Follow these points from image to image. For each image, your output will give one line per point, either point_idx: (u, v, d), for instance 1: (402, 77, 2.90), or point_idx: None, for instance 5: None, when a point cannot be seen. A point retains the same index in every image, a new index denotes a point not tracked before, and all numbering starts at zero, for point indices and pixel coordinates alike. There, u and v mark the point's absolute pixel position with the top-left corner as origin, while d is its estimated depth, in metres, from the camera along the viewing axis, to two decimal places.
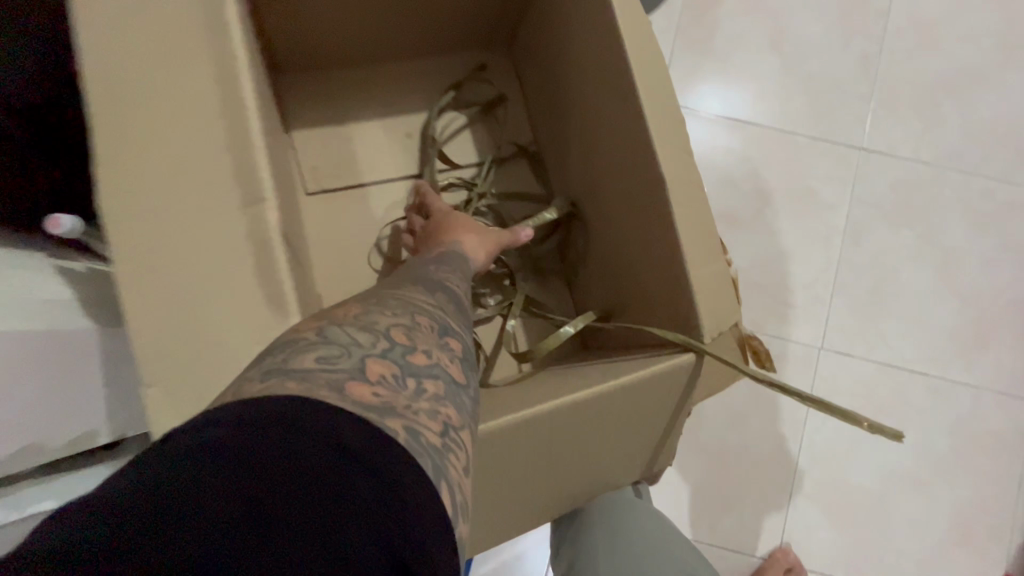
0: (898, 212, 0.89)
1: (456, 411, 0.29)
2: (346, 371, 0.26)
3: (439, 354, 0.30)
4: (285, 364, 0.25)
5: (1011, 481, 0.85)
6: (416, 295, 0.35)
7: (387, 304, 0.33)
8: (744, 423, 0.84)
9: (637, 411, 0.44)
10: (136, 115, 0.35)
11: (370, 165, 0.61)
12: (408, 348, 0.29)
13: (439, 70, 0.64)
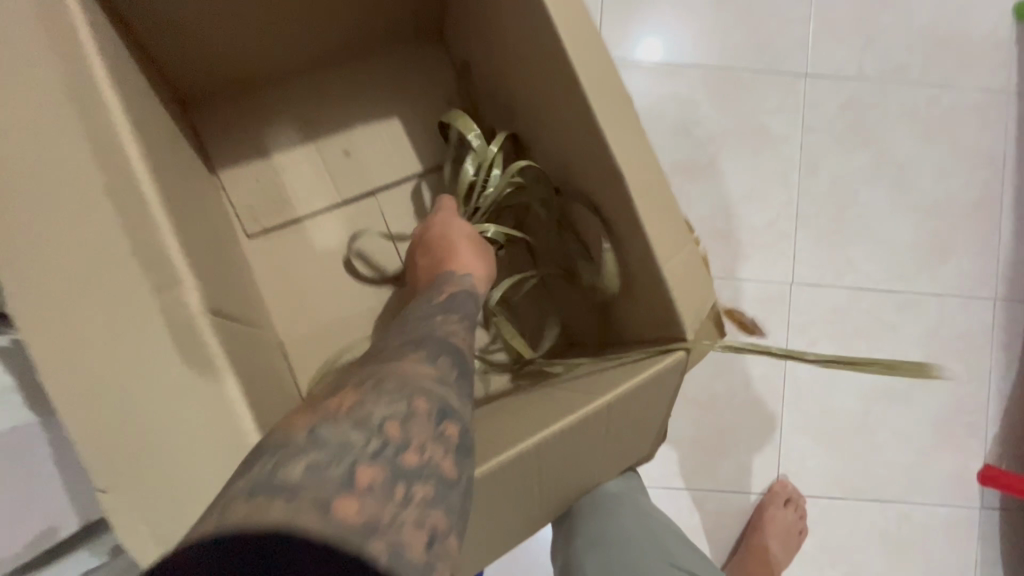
0: (850, 135, 0.89)
1: (444, 517, 0.28)
2: (334, 480, 0.25)
3: (431, 451, 0.29)
4: (272, 475, 0.25)
5: (982, 377, 0.89)
6: (417, 366, 0.33)
7: (387, 385, 0.31)
8: (728, 369, 0.86)
9: (632, 415, 0.45)
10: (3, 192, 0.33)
11: (308, 193, 0.56)
12: (402, 446, 0.28)
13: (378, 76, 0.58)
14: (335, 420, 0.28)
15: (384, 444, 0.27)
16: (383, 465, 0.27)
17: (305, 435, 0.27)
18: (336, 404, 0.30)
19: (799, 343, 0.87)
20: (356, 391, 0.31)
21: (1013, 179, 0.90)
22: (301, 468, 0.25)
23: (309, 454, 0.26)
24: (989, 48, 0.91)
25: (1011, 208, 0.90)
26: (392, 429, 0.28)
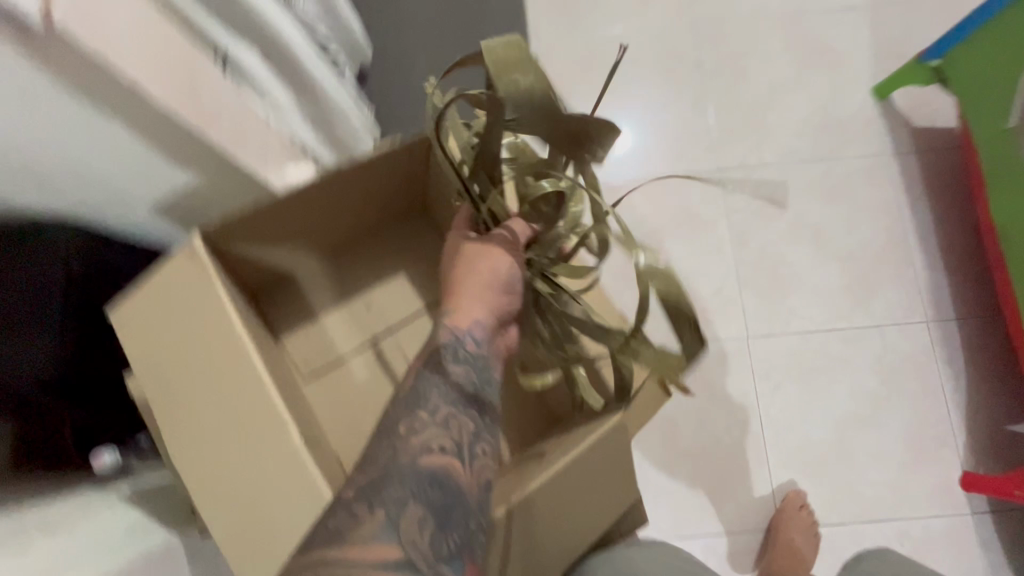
0: (765, 209, 1.09)
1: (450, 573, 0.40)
2: None
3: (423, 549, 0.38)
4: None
5: (937, 392, 1.00)
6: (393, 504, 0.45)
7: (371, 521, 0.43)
8: (709, 421, 0.99)
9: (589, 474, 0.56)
10: (178, 375, 0.55)
11: (345, 340, 0.74)
12: None
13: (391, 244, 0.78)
14: (415, 448, 0.46)
15: (444, 472, 0.46)
16: (448, 488, 0.46)
17: (398, 453, 0.46)
18: (410, 425, 0.48)
19: (766, 388, 1.01)
20: (417, 422, 0.48)
21: (913, 219, 1.07)
22: (392, 479, 0.45)
23: (396, 467, 0.45)
24: (862, 122, 1.12)
25: (919, 244, 1.06)
26: (449, 463, 0.47)
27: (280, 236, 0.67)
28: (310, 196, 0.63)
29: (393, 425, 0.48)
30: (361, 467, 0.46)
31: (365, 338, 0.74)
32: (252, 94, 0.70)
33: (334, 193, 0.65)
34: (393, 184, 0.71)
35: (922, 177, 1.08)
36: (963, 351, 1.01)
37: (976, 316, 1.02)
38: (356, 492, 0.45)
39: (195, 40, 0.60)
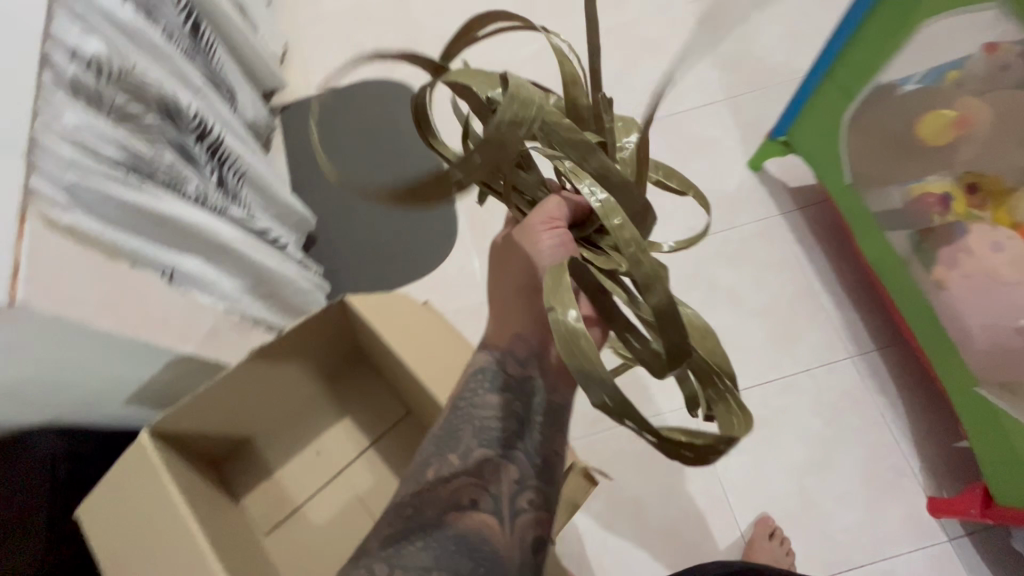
0: (680, 283, 1.20)
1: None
2: None
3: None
4: None
5: (880, 422, 1.04)
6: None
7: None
8: (673, 496, 1.03)
9: None
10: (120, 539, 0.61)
11: (300, 489, 0.83)
12: None
13: (333, 393, 0.89)
14: (443, 502, 0.56)
15: (472, 530, 0.55)
16: (473, 546, 0.54)
17: (424, 510, 0.56)
18: (441, 468, 0.57)
19: (719, 452, 1.05)
20: (447, 468, 0.57)
21: (815, 265, 1.18)
22: (421, 531, 0.55)
23: (425, 518, 0.56)
24: (747, 191, 1.26)
25: (826, 286, 1.16)
26: (481, 520, 0.55)
27: (229, 414, 0.76)
28: (248, 377, 0.74)
29: (426, 467, 0.59)
30: (396, 514, 0.57)
31: (318, 484, 0.83)
32: (199, 291, 0.84)
33: (270, 369, 0.76)
34: (322, 344, 0.83)
35: (810, 229, 1.20)
36: (892, 378, 1.07)
37: (893, 343, 1.09)
38: (383, 543, 0.55)
39: (145, 269, 0.74)
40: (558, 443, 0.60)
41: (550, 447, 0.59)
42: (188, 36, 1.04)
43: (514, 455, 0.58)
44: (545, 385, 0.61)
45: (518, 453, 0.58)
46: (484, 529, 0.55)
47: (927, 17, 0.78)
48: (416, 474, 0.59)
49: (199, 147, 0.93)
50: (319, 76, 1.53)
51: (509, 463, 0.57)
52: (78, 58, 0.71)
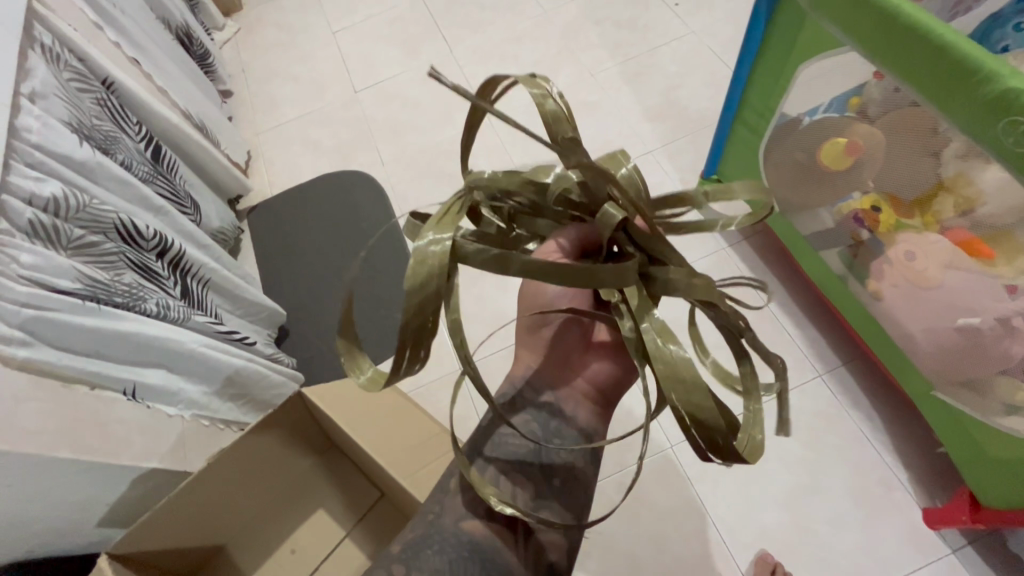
0: None
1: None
2: None
3: None
4: None
5: (860, 437, 1.04)
6: None
7: None
8: (666, 544, 1.01)
9: None
10: None
11: None
12: None
13: (305, 488, 0.91)
14: (460, 508, 0.54)
15: (489, 541, 0.52)
16: (489, 557, 0.52)
17: (443, 515, 0.54)
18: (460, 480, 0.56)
19: (707, 493, 1.04)
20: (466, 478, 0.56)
21: (772, 291, 1.20)
22: (437, 540, 0.52)
23: (442, 525, 0.53)
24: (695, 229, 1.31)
25: (786, 310, 1.18)
26: (497, 532, 0.53)
27: (200, 523, 0.78)
28: (215, 484, 0.76)
29: (448, 477, 0.57)
30: (411, 525, 0.55)
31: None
32: (162, 403, 0.87)
33: (237, 471, 0.79)
34: (289, 439, 0.86)
35: (759, 255, 1.24)
36: (862, 391, 1.08)
37: (857, 356, 1.11)
38: (403, 547, 0.53)
39: (103, 392, 0.78)
40: (582, 467, 0.58)
41: (572, 474, 0.57)
42: (147, 162, 1.11)
43: (533, 475, 0.56)
44: (566, 410, 0.60)
45: (541, 475, 0.56)
46: (498, 541, 0.53)
47: (804, 58, 0.88)
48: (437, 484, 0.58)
49: (161, 263, 0.98)
50: (282, 176, 1.62)
51: (530, 483, 0.56)
52: (35, 203, 0.77)
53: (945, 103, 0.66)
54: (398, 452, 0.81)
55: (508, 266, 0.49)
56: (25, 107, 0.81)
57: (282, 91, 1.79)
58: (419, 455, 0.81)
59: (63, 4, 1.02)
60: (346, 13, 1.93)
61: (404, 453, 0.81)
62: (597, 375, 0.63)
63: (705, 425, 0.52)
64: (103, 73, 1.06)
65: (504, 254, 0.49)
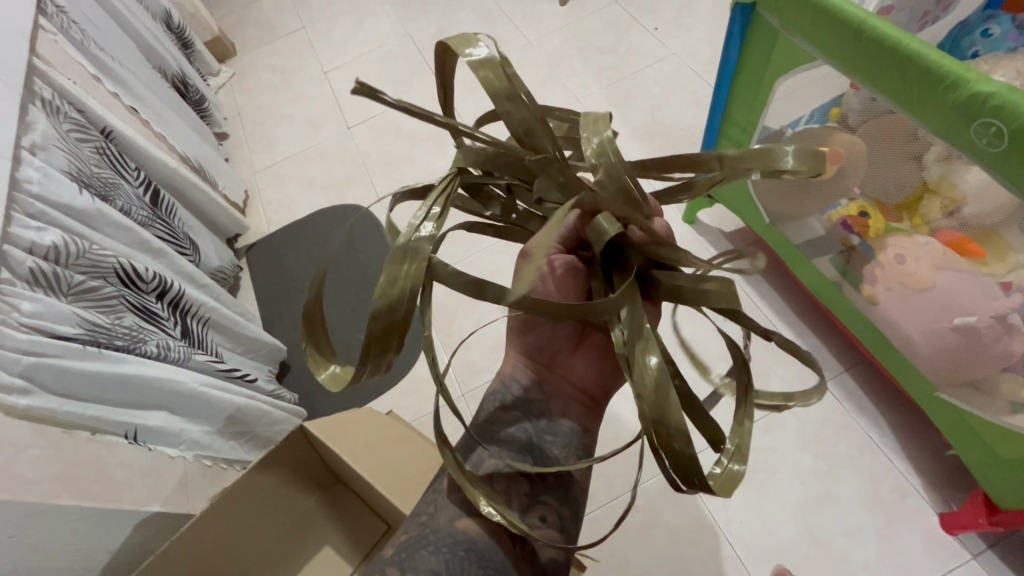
0: None
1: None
2: None
3: None
4: None
5: (869, 444, 1.03)
6: None
7: None
8: (680, 566, 0.99)
9: None
10: None
11: None
12: None
13: (310, 523, 0.89)
14: (455, 512, 0.53)
15: (484, 539, 0.51)
16: (484, 555, 0.50)
17: (437, 515, 0.53)
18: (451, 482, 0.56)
19: (717, 509, 1.02)
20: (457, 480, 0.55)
21: (768, 301, 1.21)
22: (431, 539, 0.51)
23: (437, 524, 0.52)
24: (688, 243, 1.32)
25: (783, 319, 1.18)
26: (491, 531, 0.52)
27: (207, 560, 0.76)
28: (221, 517, 0.76)
29: (439, 480, 0.57)
30: (407, 526, 0.54)
31: None
32: (164, 445, 0.86)
33: (243, 502, 0.79)
34: (292, 470, 0.86)
35: (754, 267, 1.25)
36: (867, 397, 1.07)
37: (859, 362, 1.10)
38: (397, 549, 0.52)
39: (105, 436, 0.77)
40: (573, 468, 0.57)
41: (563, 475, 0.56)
42: (146, 206, 1.13)
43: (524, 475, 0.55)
44: (552, 411, 0.60)
45: (532, 478, 0.55)
46: (493, 541, 0.51)
47: (779, 74, 0.91)
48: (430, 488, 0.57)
49: (160, 304, 0.98)
50: (278, 213, 1.64)
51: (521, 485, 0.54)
52: (35, 251, 0.78)
53: (918, 111, 0.68)
54: (392, 471, 0.81)
55: (483, 292, 0.51)
56: (26, 158, 0.83)
57: (277, 131, 1.84)
58: (413, 473, 0.82)
59: (63, 59, 1.06)
60: (337, 53, 1.99)
61: (399, 472, 0.81)
62: (585, 373, 0.63)
63: (684, 470, 0.51)
64: (102, 123, 1.09)
65: (478, 280, 0.51)
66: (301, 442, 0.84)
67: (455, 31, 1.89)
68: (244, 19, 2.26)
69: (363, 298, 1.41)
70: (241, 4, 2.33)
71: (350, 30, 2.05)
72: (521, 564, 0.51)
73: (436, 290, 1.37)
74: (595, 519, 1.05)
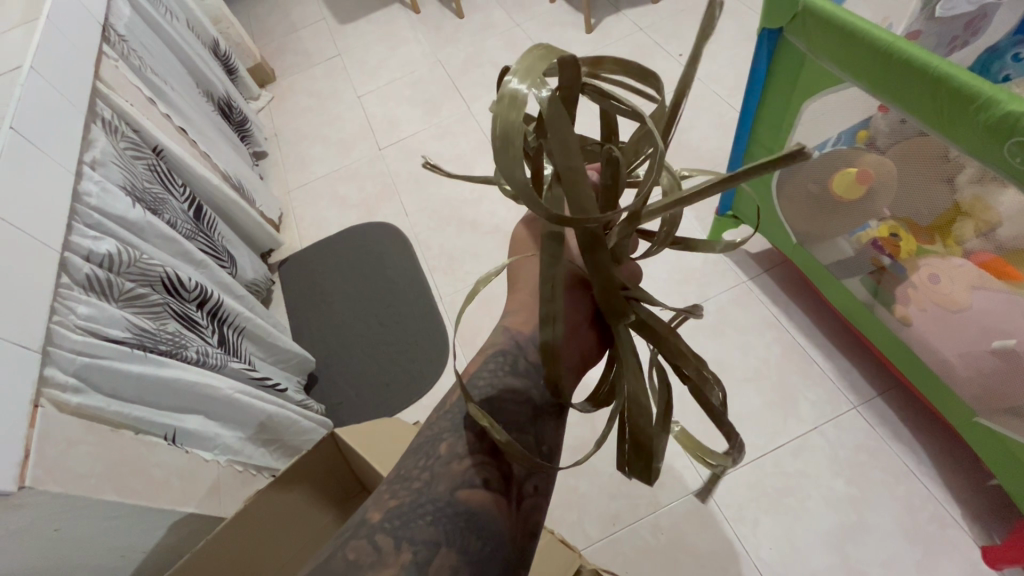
0: None
1: None
2: None
3: None
4: None
5: (906, 472, 1.00)
6: None
7: None
8: None
9: None
10: None
11: None
12: None
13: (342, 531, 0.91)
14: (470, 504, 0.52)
15: (485, 509, 0.47)
16: (484, 526, 0.46)
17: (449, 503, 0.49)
18: (453, 447, 0.51)
19: (744, 534, 1.00)
20: (463, 445, 0.51)
21: (795, 323, 1.19)
22: (429, 507, 0.46)
23: (435, 493, 0.47)
24: (713, 263, 1.32)
25: (812, 341, 1.16)
26: (494, 499, 0.48)
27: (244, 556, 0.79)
28: (258, 514, 0.78)
29: (435, 442, 0.51)
30: (394, 489, 0.48)
31: None
32: (199, 448, 0.88)
33: (279, 503, 0.81)
34: (324, 474, 0.88)
35: (781, 289, 1.24)
36: (901, 423, 1.04)
37: (893, 388, 1.08)
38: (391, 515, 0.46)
39: (148, 436, 0.80)
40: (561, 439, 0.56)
41: (558, 439, 0.55)
42: (190, 220, 1.19)
43: (527, 434, 0.53)
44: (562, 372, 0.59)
45: (535, 436, 0.53)
46: (494, 511, 0.47)
47: (807, 95, 0.92)
48: (422, 450, 0.52)
49: (200, 313, 1.02)
50: (311, 230, 1.70)
51: (524, 437, 0.52)
52: (91, 259, 0.83)
53: (949, 130, 0.69)
54: None
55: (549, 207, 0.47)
56: (86, 173, 0.89)
57: (311, 151, 1.92)
58: None
59: (122, 83, 1.14)
60: (370, 79, 2.08)
61: None
62: (591, 349, 0.62)
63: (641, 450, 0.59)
64: (154, 142, 1.16)
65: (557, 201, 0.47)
66: (333, 449, 0.87)
67: (484, 58, 1.97)
68: (284, 47, 2.38)
69: (389, 312, 1.44)
70: (282, 33, 2.46)
71: (384, 57, 2.15)
72: (517, 535, 0.48)
73: (462, 306, 1.39)
74: (618, 539, 1.03)
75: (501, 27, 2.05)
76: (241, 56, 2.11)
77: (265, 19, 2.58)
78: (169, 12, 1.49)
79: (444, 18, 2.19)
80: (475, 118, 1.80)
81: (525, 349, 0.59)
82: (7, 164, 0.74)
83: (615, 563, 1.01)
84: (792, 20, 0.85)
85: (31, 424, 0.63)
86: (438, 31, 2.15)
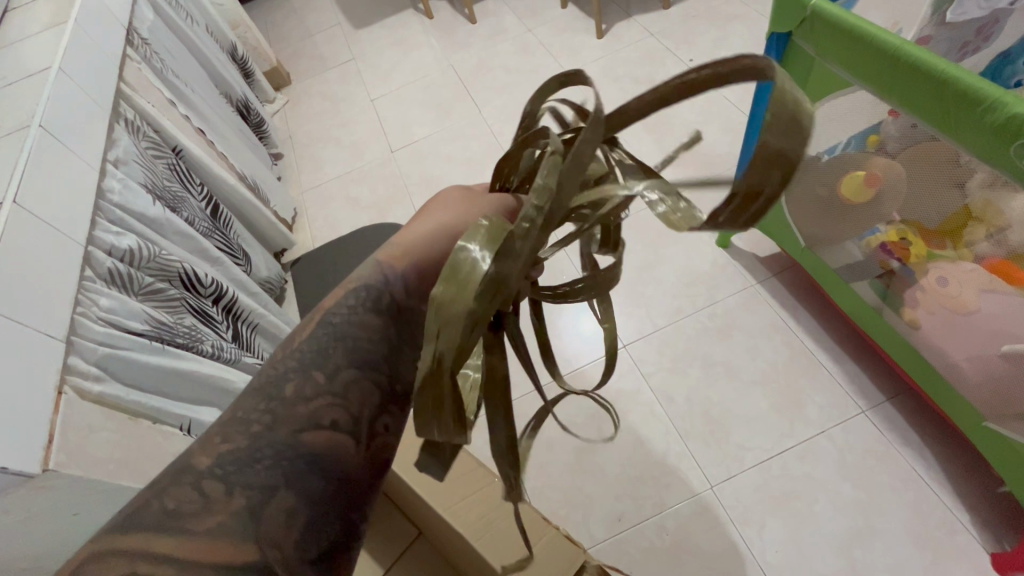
0: (676, 362, 1.21)
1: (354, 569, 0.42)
2: None
3: None
4: None
5: (914, 478, 0.99)
6: None
7: None
8: None
9: None
10: None
11: None
12: None
13: None
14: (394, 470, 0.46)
15: (331, 452, 0.41)
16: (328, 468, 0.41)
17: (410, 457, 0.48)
18: (301, 389, 0.42)
19: (749, 535, 1.00)
20: (311, 387, 0.42)
21: (802, 328, 1.19)
22: (271, 454, 0.39)
23: (277, 439, 0.40)
24: (720, 266, 1.32)
25: (819, 345, 1.16)
26: (342, 440, 0.42)
27: None
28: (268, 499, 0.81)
29: (279, 384, 0.43)
30: (228, 433, 0.40)
31: None
32: None
33: None
34: None
35: (788, 291, 1.24)
36: (910, 427, 1.04)
37: (902, 392, 1.07)
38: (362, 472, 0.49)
39: (165, 424, 0.83)
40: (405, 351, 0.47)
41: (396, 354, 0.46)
42: (208, 218, 1.21)
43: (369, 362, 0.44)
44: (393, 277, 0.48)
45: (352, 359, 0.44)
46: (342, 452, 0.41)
47: (816, 100, 0.92)
48: (264, 392, 0.43)
49: (216, 308, 1.05)
50: (323, 230, 1.73)
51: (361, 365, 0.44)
52: (114, 253, 0.86)
53: (956, 132, 0.69)
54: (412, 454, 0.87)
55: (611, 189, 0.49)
56: (109, 171, 0.92)
57: (324, 154, 1.95)
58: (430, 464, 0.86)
59: (145, 84, 1.17)
60: (383, 83, 2.12)
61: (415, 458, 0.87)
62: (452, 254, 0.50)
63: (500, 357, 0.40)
64: (174, 142, 1.19)
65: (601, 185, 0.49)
66: None
67: (496, 63, 1.99)
68: (299, 52, 2.43)
69: None
70: (297, 39, 2.51)
71: (397, 61, 2.18)
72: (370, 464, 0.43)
73: None
74: (623, 536, 1.04)
75: (512, 33, 2.08)
76: (258, 60, 2.16)
77: (280, 25, 2.62)
78: (189, 17, 1.54)
79: (456, 24, 2.22)
80: (486, 122, 1.82)
81: (390, 281, 0.47)
82: (39, 162, 0.77)
83: (621, 561, 1.02)
84: (801, 24, 0.86)
85: (54, 409, 0.65)
86: (450, 37, 2.18)
